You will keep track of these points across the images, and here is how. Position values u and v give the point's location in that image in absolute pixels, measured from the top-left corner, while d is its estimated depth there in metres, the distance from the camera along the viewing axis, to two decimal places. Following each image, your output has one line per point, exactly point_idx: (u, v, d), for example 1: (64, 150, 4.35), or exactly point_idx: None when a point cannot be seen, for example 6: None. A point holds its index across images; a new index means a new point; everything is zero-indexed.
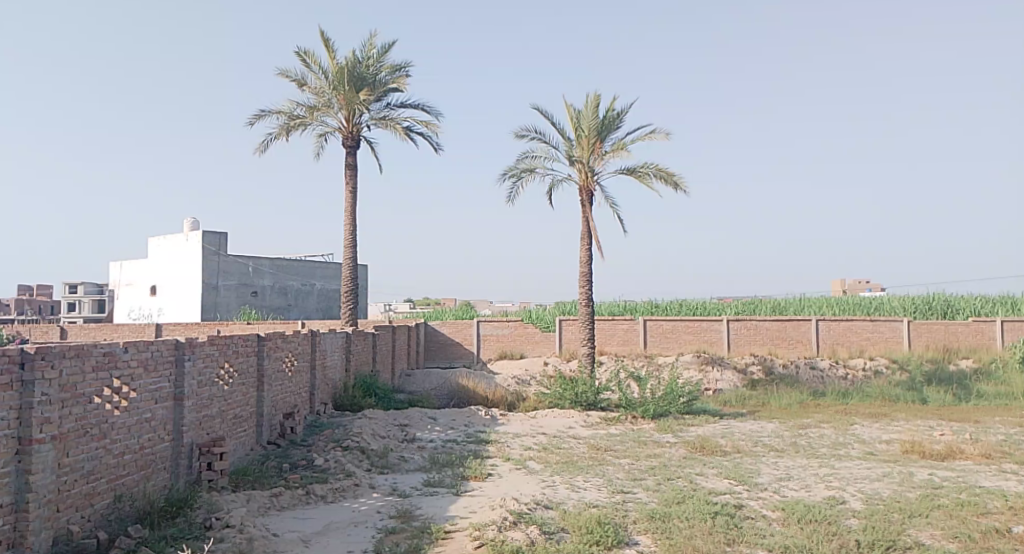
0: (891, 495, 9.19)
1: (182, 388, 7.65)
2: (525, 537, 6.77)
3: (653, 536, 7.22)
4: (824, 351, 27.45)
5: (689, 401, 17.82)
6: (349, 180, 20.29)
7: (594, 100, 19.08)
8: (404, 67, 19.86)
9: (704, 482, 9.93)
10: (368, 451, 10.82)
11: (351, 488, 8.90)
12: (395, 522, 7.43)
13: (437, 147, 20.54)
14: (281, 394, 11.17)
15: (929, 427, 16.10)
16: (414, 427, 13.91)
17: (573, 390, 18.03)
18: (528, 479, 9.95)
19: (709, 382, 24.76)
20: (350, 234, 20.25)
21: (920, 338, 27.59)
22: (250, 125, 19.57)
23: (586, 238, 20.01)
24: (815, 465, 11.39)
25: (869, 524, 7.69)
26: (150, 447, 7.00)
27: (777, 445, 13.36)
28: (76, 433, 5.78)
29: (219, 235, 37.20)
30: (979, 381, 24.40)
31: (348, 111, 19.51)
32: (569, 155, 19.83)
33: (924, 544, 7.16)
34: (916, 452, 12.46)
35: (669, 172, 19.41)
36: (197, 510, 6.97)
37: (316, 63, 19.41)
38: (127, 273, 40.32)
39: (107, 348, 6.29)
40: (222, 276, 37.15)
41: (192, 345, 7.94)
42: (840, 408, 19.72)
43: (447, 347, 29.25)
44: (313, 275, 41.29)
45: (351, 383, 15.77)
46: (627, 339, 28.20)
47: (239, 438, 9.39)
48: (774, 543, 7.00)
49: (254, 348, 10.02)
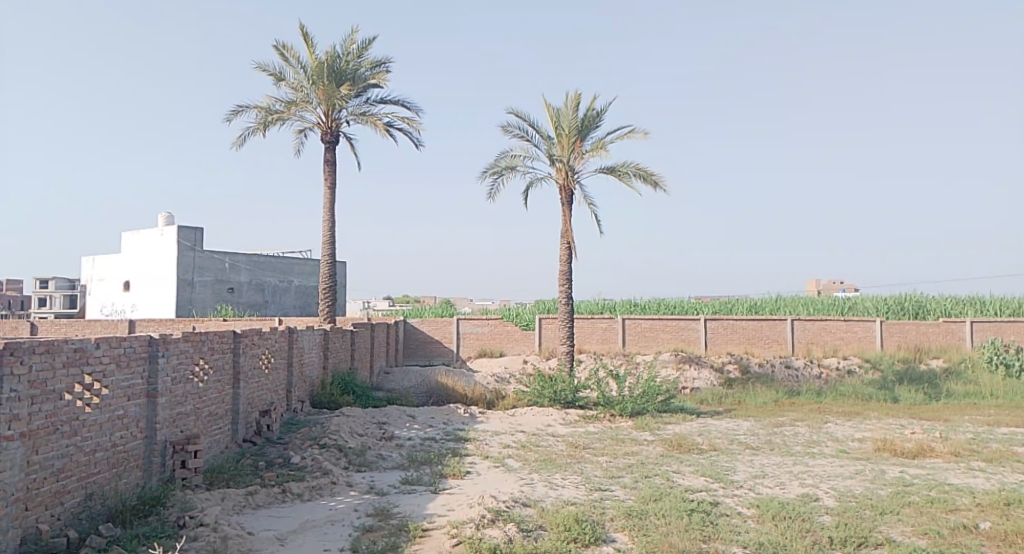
0: (864, 492, 9.34)
1: (156, 384, 7.52)
2: (503, 535, 6.76)
3: (629, 533, 7.26)
4: (799, 351, 27.83)
5: (667, 399, 17.99)
6: (328, 175, 20.13)
7: (574, 99, 19.15)
8: (384, 62, 19.76)
9: (680, 479, 10.02)
10: (346, 448, 10.77)
11: (327, 486, 8.85)
12: (372, 520, 7.39)
13: (418, 144, 20.51)
14: (257, 391, 11.06)
15: (900, 426, 16.38)
16: (393, 425, 13.83)
17: (552, 388, 18.06)
18: (506, 477, 9.96)
19: (687, 380, 24.97)
20: (328, 229, 20.10)
21: (893, 337, 28.09)
22: (226, 120, 19.30)
23: (566, 236, 20.06)
24: (789, 463, 11.56)
25: (841, 521, 7.80)
26: (123, 445, 6.89)
27: (752, 443, 13.51)
28: (46, 430, 5.67)
29: (195, 230, 36.74)
30: (949, 380, 24.90)
31: (327, 106, 19.33)
32: (549, 153, 19.80)
33: (895, 540, 7.28)
34: (888, 450, 12.69)
35: (648, 172, 19.52)
36: (170, 509, 6.86)
37: (294, 57, 19.21)
38: (100, 268, 39.67)
39: (78, 343, 6.16)
40: (197, 272, 36.69)
41: (166, 341, 7.81)
42: (814, 407, 20.01)
43: (427, 345, 29.14)
44: (291, 272, 40.78)
45: (329, 380, 15.69)
46: (605, 337, 28.36)
47: (214, 436, 9.26)
48: (749, 540, 7.08)
49: (230, 345, 9.92)
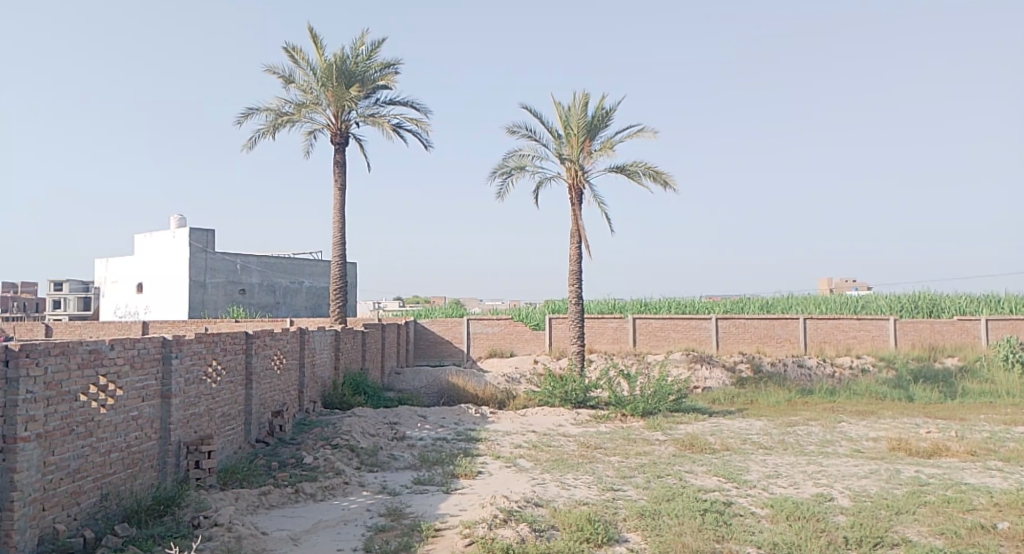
0: (879, 492, 9.26)
1: (170, 385, 7.56)
2: (516, 535, 6.74)
3: (642, 533, 7.24)
4: (811, 350, 27.63)
5: (678, 399, 17.92)
6: (338, 177, 20.20)
7: (583, 98, 19.13)
8: (394, 63, 19.81)
9: (693, 479, 9.97)
10: (358, 448, 10.81)
11: (340, 486, 8.88)
12: (385, 520, 7.41)
13: (427, 144, 20.61)
14: (269, 391, 11.11)
15: (915, 425, 16.22)
16: (404, 425, 13.87)
17: (563, 388, 18.02)
18: (519, 477, 9.95)
19: (698, 380, 24.87)
20: (339, 230, 20.17)
21: (907, 336, 27.88)
22: (236, 123, 19.43)
23: (576, 236, 20.04)
24: (803, 463, 11.48)
25: (856, 521, 7.74)
26: (138, 446, 6.94)
27: (766, 443, 13.43)
28: (61, 431, 5.71)
29: (206, 232, 36.98)
30: (965, 378, 24.61)
31: (337, 108, 19.41)
32: (559, 153, 19.79)
33: (911, 540, 7.21)
34: (903, 449, 12.58)
35: (657, 171, 19.46)
36: (185, 509, 6.91)
37: (304, 60, 19.29)
38: (114, 271, 40.00)
39: (93, 344, 6.21)
40: (209, 274, 36.94)
41: (179, 343, 7.86)
42: (828, 406, 19.86)
43: (438, 345, 29.19)
44: (302, 273, 40.99)
45: (341, 381, 15.75)
46: (616, 337, 28.30)
47: (227, 436, 9.31)
48: (763, 540, 7.03)
49: (242, 345, 9.96)
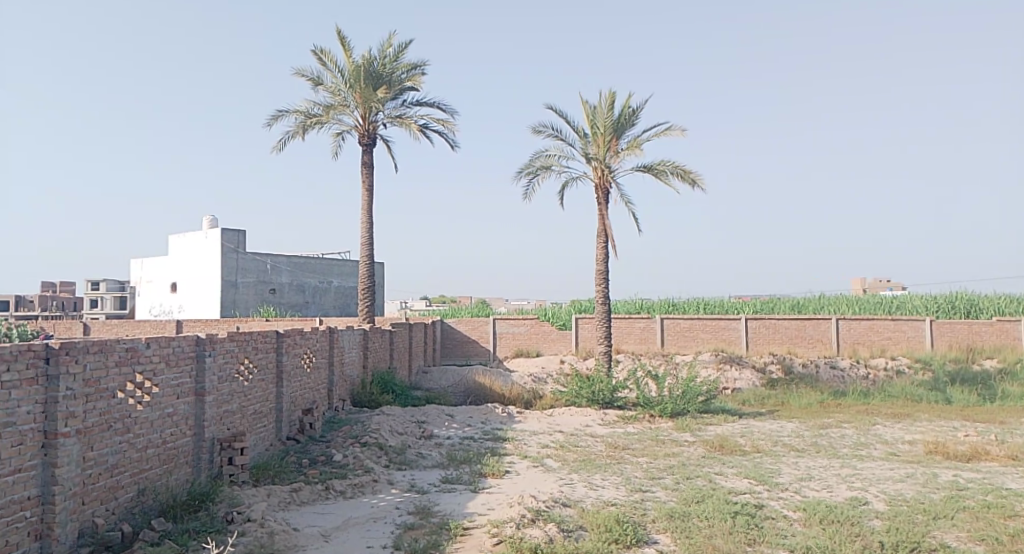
0: (915, 496, 9.05)
1: (203, 383, 7.68)
2: (544, 535, 6.73)
3: (672, 535, 7.17)
4: (844, 351, 27.13)
5: (707, 400, 17.73)
6: (366, 178, 20.37)
7: (609, 97, 19.03)
8: (420, 64, 19.90)
9: (723, 481, 9.85)
10: (386, 446, 10.89)
11: (369, 484, 8.94)
12: (414, 518, 7.45)
13: (454, 144, 20.67)
14: (299, 390, 11.25)
15: (953, 428, 15.83)
16: (432, 423, 13.93)
17: (590, 388, 17.95)
18: (546, 477, 9.93)
19: (727, 381, 24.58)
20: (368, 230, 20.34)
21: (943, 337, 27.24)
22: (267, 125, 19.69)
23: (603, 235, 19.94)
24: (836, 465, 11.27)
25: (893, 526, 7.58)
26: (173, 442, 7.07)
27: (798, 445, 13.22)
28: (100, 426, 5.85)
29: (238, 232, 37.60)
30: (1004, 381, 23.95)
31: (364, 109, 19.57)
32: (585, 152, 19.70)
33: (950, 546, 7.04)
34: (940, 453, 12.28)
35: (685, 169, 19.27)
36: (219, 504, 7.02)
37: (332, 62, 19.47)
38: (149, 271, 40.84)
39: (130, 343, 6.34)
40: (241, 274, 37.54)
41: (212, 341, 7.99)
42: (861, 408, 19.48)
43: (464, 345, 29.30)
44: (330, 273, 41.44)
45: (369, 380, 15.88)
46: (644, 337, 28.11)
47: (259, 433, 9.44)
48: (795, 544, 6.92)
49: (273, 344, 10.10)
